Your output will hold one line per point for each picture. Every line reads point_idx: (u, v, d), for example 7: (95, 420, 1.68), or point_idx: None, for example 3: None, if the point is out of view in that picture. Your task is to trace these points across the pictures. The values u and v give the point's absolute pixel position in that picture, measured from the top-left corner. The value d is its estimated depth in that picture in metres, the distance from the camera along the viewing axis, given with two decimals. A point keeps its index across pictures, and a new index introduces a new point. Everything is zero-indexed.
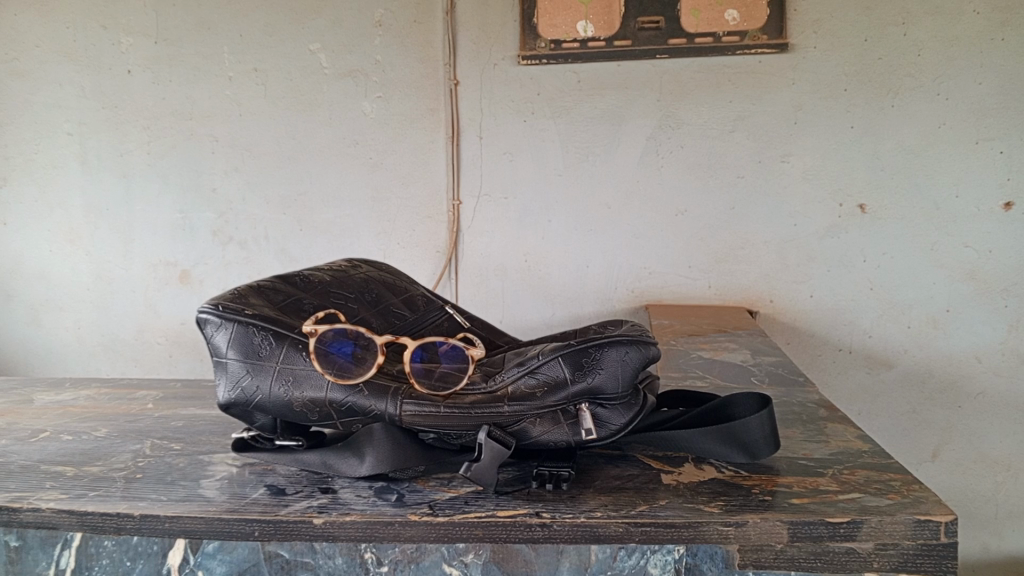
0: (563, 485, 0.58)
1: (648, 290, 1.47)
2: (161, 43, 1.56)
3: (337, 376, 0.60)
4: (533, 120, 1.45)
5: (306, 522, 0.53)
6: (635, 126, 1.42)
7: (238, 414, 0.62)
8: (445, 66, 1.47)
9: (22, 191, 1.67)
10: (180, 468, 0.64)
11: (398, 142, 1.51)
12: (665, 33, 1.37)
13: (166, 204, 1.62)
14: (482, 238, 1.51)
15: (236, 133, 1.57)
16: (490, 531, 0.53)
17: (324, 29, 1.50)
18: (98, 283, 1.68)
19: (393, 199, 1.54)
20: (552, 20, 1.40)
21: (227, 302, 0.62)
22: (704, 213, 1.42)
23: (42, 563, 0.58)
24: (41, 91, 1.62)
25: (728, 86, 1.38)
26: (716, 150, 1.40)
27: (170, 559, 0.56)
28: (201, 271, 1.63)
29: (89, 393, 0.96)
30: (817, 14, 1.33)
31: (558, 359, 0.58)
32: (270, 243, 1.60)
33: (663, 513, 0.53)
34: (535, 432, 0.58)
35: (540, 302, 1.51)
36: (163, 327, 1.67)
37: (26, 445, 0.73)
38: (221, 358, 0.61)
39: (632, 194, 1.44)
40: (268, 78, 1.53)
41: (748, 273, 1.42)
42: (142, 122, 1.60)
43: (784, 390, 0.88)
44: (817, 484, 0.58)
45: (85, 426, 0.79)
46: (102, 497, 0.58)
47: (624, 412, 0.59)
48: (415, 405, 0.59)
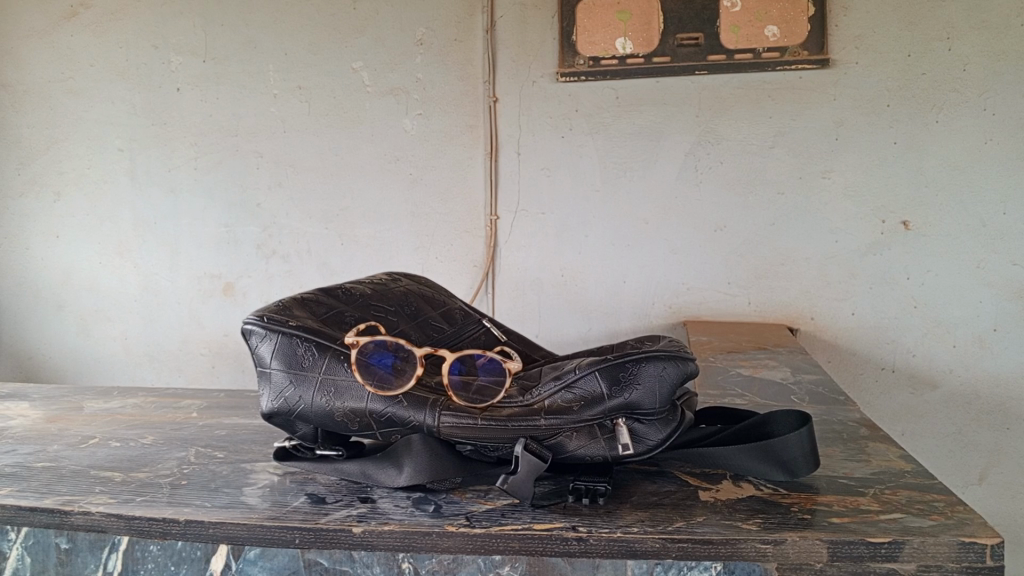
0: (600, 500, 0.58)
1: (686, 306, 1.46)
2: (209, 61, 1.61)
3: (377, 388, 0.61)
4: (572, 136, 1.46)
5: (346, 530, 0.54)
6: (673, 142, 1.42)
7: (281, 422, 0.63)
8: (484, 83, 1.49)
9: (74, 205, 1.72)
10: (223, 476, 0.66)
11: (437, 158, 1.53)
12: (704, 50, 1.37)
13: (211, 218, 1.66)
14: (519, 251, 1.52)
15: (280, 149, 1.60)
16: (526, 543, 0.53)
17: (367, 47, 1.53)
18: (145, 295, 1.72)
19: (431, 214, 1.55)
20: (590, 37, 1.41)
21: (271, 314, 0.64)
22: (744, 230, 1.41)
23: (90, 566, 0.59)
24: (95, 108, 1.68)
25: (769, 101, 1.37)
26: (756, 165, 1.39)
27: (213, 564, 0.57)
28: (244, 284, 1.66)
29: (136, 401, 0.98)
30: (858, 29, 1.32)
31: (594, 373, 0.58)
32: (312, 257, 1.62)
33: (699, 529, 0.53)
34: (571, 446, 0.58)
35: (577, 317, 1.51)
36: (206, 338, 1.70)
37: (77, 450, 0.75)
38: (265, 368, 0.62)
39: (670, 210, 1.44)
40: (312, 95, 1.57)
41: (789, 290, 1.41)
42: (189, 138, 1.64)
43: (825, 409, 0.87)
44: (858, 503, 0.57)
45: (132, 434, 0.81)
46: (149, 502, 0.59)
47: (661, 429, 0.58)
48: (452, 417, 0.59)
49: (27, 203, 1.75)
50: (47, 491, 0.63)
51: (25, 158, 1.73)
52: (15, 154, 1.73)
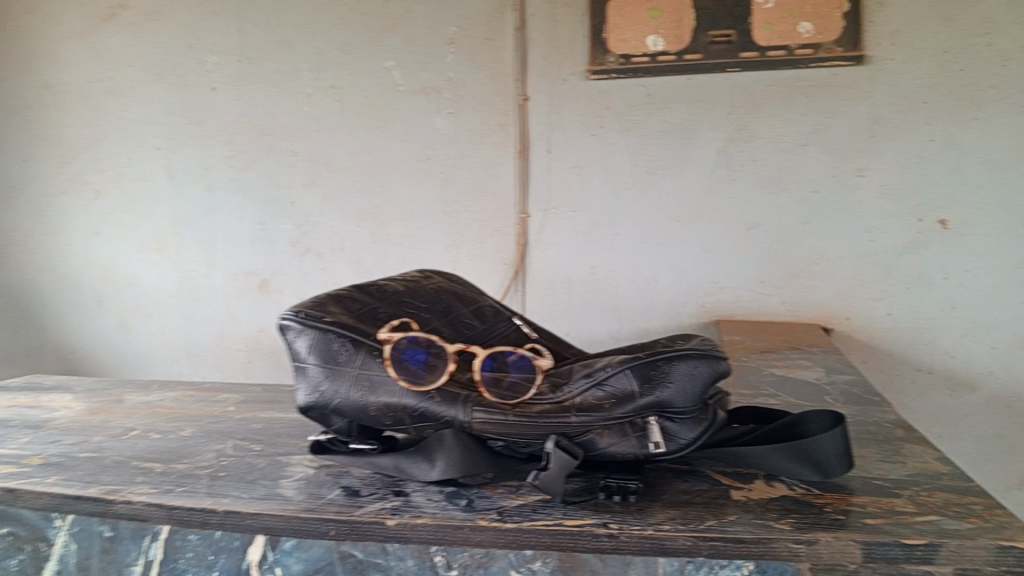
0: (631, 498, 0.58)
1: (718, 305, 1.45)
2: (244, 61, 1.63)
3: (409, 382, 0.62)
4: (603, 134, 1.46)
5: (380, 523, 0.55)
6: (705, 140, 1.41)
7: (316, 416, 0.64)
8: (514, 82, 1.49)
9: (113, 202, 1.76)
10: (260, 468, 0.67)
11: (468, 157, 1.54)
12: (736, 47, 1.36)
13: (246, 215, 1.68)
14: (549, 250, 1.52)
15: (314, 147, 1.62)
16: (557, 539, 0.53)
17: (399, 46, 1.54)
18: (182, 291, 1.76)
19: (462, 212, 1.56)
20: (621, 35, 1.41)
21: (307, 310, 0.65)
22: (777, 229, 1.40)
23: (133, 554, 0.61)
24: (133, 108, 1.72)
25: (803, 99, 1.36)
26: (790, 163, 1.38)
27: (250, 555, 0.58)
28: (280, 281, 1.68)
29: (175, 394, 1.00)
30: (895, 25, 1.30)
31: (625, 371, 0.59)
32: (345, 254, 1.64)
33: (731, 528, 0.53)
34: (602, 443, 0.58)
35: (608, 316, 1.51)
36: (242, 334, 1.73)
37: (119, 441, 0.77)
38: (302, 362, 0.64)
39: (702, 208, 1.43)
40: (344, 94, 1.59)
41: (822, 290, 1.40)
42: (224, 137, 1.67)
43: (859, 410, 0.86)
44: (893, 505, 0.56)
45: (171, 426, 0.83)
46: (189, 492, 0.61)
47: (693, 427, 0.57)
48: (485, 413, 0.60)
49: (68, 200, 1.79)
50: (91, 480, 0.65)
51: (66, 156, 1.77)
52: (56, 152, 1.78)
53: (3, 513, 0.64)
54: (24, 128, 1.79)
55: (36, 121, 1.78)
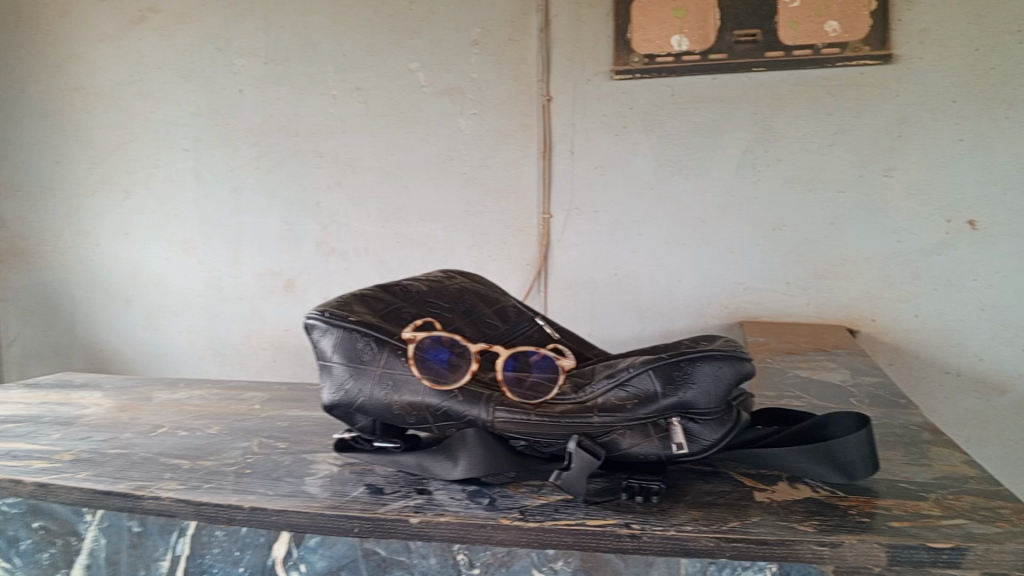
0: (653, 499, 0.58)
1: (743, 306, 1.44)
2: (270, 63, 1.65)
3: (433, 381, 0.62)
4: (627, 134, 1.46)
5: (403, 521, 0.55)
6: (730, 140, 1.41)
7: (341, 415, 0.65)
8: (538, 83, 1.50)
9: (142, 203, 1.79)
10: (285, 465, 0.68)
11: (491, 158, 1.54)
12: (762, 46, 1.35)
13: (273, 216, 1.70)
14: (572, 250, 1.52)
15: (339, 149, 1.63)
16: (579, 539, 0.53)
17: (423, 48, 1.55)
18: (209, 290, 1.78)
19: (485, 212, 1.56)
20: (646, 35, 1.41)
21: (332, 309, 0.66)
22: (802, 229, 1.39)
23: (161, 549, 0.62)
24: (162, 110, 1.74)
25: (829, 99, 1.35)
26: (816, 162, 1.37)
27: (275, 551, 0.59)
28: (305, 280, 1.70)
29: (202, 392, 1.02)
30: (923, 24, 1.29)
31: (648, 372, 0.59)
32: (369, 255, 1.65)
33: (754, 530, 0.52)
34: (624, 444, 0.59)
35: (631, 317, 1.50)
36: (268, 333, 1.74)
37: (148, 438, 0.78)
38: (326, 362, 0.64)
39: (726, 208, 1.42)
40: (369, 96, 1.60)
41: (848, 291, 1.38)
42: (251, 139, 1.69)
43: (885, 412, 0.85)
44: (919, 508, 0.56)
45: (198, 423, 0.84)
46: (216, 489, 0.62)
47: (716, 428, 0.57)
48: (507, 412, 0.60)
49: (98, 201, 1.82)
50: (121, 476, 0.66)
51: (96, 157, 1.80)
52: (87, 154, 1.81)
53: (36, 507, 0.65)
54: (56, 130, 1.82)
55: (68, 123, 1.81)
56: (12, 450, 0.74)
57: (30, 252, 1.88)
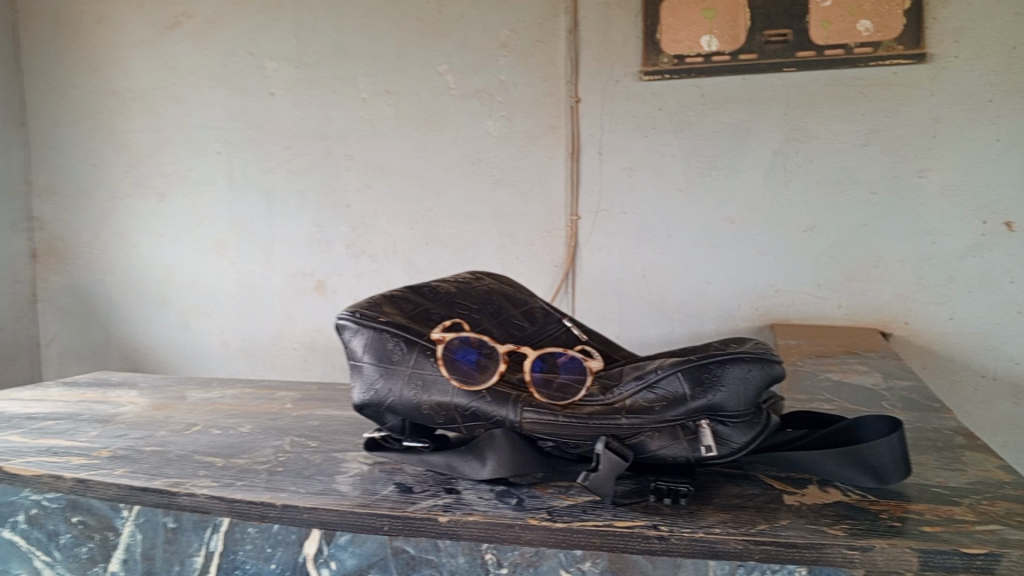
0: (682, 501, 0.58)
1: (773, 308, 1.43)
2: (302, 67, 1.67)
3: (462, 381, 0.62)
4: (656, 135, 1.45)
5: (432, 520, 0.56)
6: (760, 141, 1.40)
7: (371, 414, 0.66)
8: (566, 85, 1.50)
9: (176, 205, 1.82)
10: (316, 464, 0.69)
11: (520, 160, 1.55)
12: (792, 46, 1.34)
13: (304, 218, 1.72)
14: (599, 252, 1.52)
15: (369, 152, 1.65)
16: (607, 540, 0.53)
17: (452, 51, 1.56)
18: (240, 291, 1.80)
19: (513, 214, 1.56)
20: (675, 36, 1.41)
21: (363, 310, 0.67)
22: (833, 230, 1.38)
23: (195, 545, 0.63)
24: (196, 113, 1.77)
25: (861, 99, 1.34)
26: (848, 163, 1.36)
27: (306, 548, 0.60)
28: (335, 282, 1.71)
29: (234, 392, 1.03)
30: (958, 22, 1.27)
31: (676, 374, 0.58)
32: (398, 256, 1.66)
33: (783, 533, 0.52)
34: (652, 446, 0.58)
35: (659, 319, 1.49)
36: (299, 334, 1.76)
37: (183, 436, 0.80)
38: (357, 362, 0.65)
39: (757, 209, 1.41)
40: (399, 99, 1.61)
41: (881, 293, 1.37)
42: (283, 142, 1.71)
43: (918, 416, 0.84)
44: (952, 513, 0.55)
45: (231, 422, 0.85)
46: (249, 486, 0.62)
47: (745, 431, 0.57)
48: (535, 413, 0.60)
49: (134, 203, 1.85)
50: (156, 473, 0.67)
51: (132, 160, 1.84)
52: (123, 157, 1.84)
53: (75, 502, 0.66)
54: (94, 134, 1.86)
55: (105, 126, 1.85)
56: (52, 446, 0.76)
57: (68, 253, 1.92)
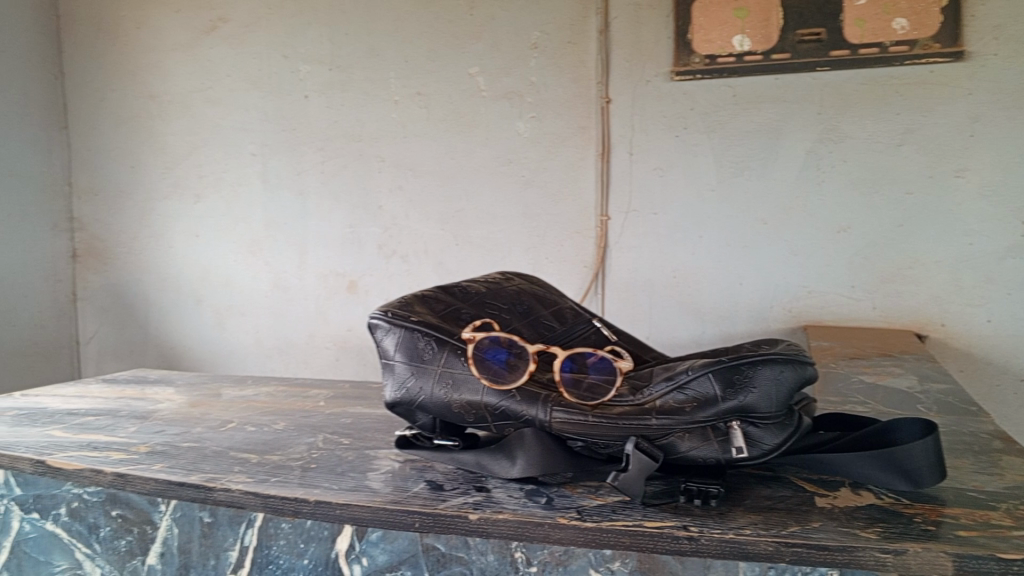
0: (712, 502, 0.58)
1: (806, 310, 1.41)
2: (335, 70, 1.69)
3: (491, 380, 0.63)
4: (687, 135, 1.45)
5: (462, 517, 0.56)
6: (793, 141, 1.39)
7: (402, 412, 0.67)
8: (597, 85, 1.50)
9: (212, 206, 1.85)
10: (349, 461, 0.70)
11: (550, 160, 1.55)
12: (826, 45, 1.33)
13: (337, 219, 1.74)
14: (630, 253, 1.51)
15: (401, 153, 1.66)
16: (637, 539, 0.53)
17: (483, 53, 1.57)
18: (274, 291, 1.82)
19: (543, 214, 1.57)
20: (707, 36, 1.40)
21: (395, 310, 0.68)
22: (868, 230, 1.36)
23: (230, 539, 0.64)
24: (231, 116, 1.80)
25: (896, 97, 1.32)
26: (883, 163, 1.34)
27: (338, 544, 0.61)
28: (367, 282, 1.73)
29: (268, 389, 1.05)
30: (997, 20, 1.25)
31: (708, 376, 0.57)
32: (428, 256, 1.67)
33: (814, 535, 0.51)
34: (683, 447, 0.58)
35: (689, 320, 1.49)
36: (332, 333, 1.78)
37: (219, 432, 0.81)
38: (389, 361, 0.66)
39: (790, 209, 1.40)
40: (430, 101, 1.63)
41: (916, 295, 1.35)
42: (316, 143, 1.73)
43: (954, 420, 0.83)
44: (989, 518, 0.54)
45: (265, 419, 0.87)
46: (282, 483, 0.64)
47: (777, 433, 0.57)
48: (564, 413, 0.60)
49: (171, 204, 1.89)
50: (193, 468, 0.68)
51: (169, 162, 1.87)
52: (161, 158, 1.88)
53: (115, 496, 0.68)
54: (133, 136, 1.90)
55: (143, 129, 1.89)
56: (93, 442, 0.78)
57: (107, 252, 1.97)
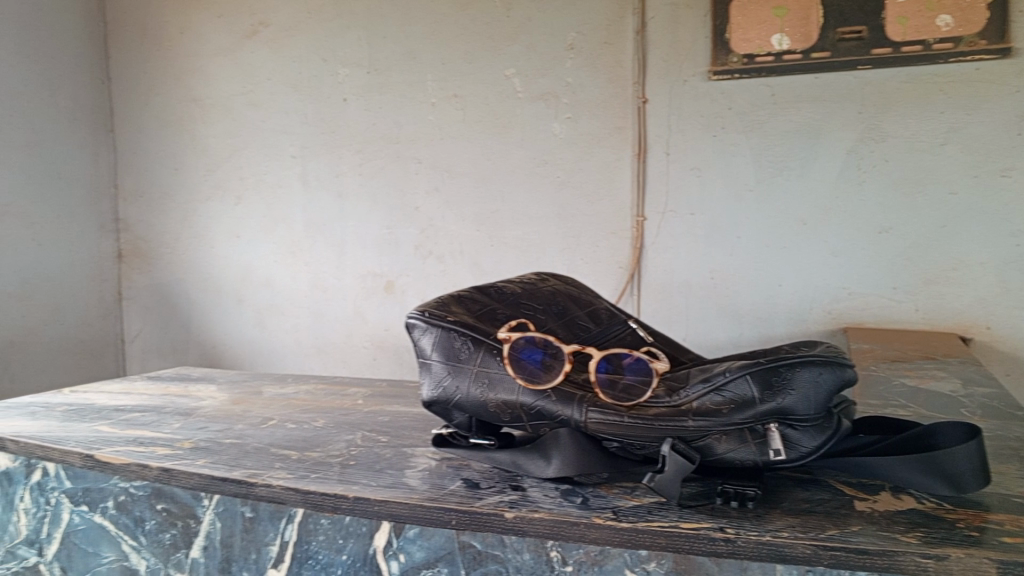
0: (749, 504, 0.57)
1: (847, 312, 1.39)
2: (373, 73, 1.71)
3: (527, 380, 0.63)
4: (724, 135, 1.44)
5: (498, 515, 0.57)
6: (833, 141, 1.37)
7: (439, 410, 0.68)
8: (633, 85, 1.49)
9: (252, 207, 1.88)
10: (387, 458, 0.71)
11: (586, 160, 1.55)
12: (868, 43, 1.31)
13: (374, 220, 1.76)
14: (666, 254, 1.50)
15: (438, 155, 1.68)
16: (672, 540, 0.53)
17: (519, 54, 1.58)
18: (313, 291, 1.85)
19: (579, 215, 1.57)
20: (745, 35, 1.39)
21: (432, 310, 0.70)
22: (910, 231, 1.34)
23: (271, 534, 0.66)
24: (271, 119, 1.83)
25: (940, 95, 1.29)
26: (926, 163, 1.32)
27: (376, 540, 0.62)
28: (404, 282, 1.75)
29: (308, 388, 1.07)
30: None
31: (745, 377, 0.56)
32: (464, 257, 1.68)
33: (853, 539, 0.51)
34: (720, 449, 0.58)
35: (727, 321, 1.48)
36: (369, 332, 1.80)
37: (260, 429, 0.83)
38: (427, 360, 0.67)
39: (830, 209, 1.38)
40: (466, 103, 1.64)
41: (961, 297, 1.32)
42: (354, 146, 1.75)
43: (1000, 424, 0.81)
44: None
45: (305, 417, 0.88)
46: (322, 479, 0.65)
47: (815, 436, 0.56)
48: (600, 413, 0.60)
49: (212, 205, 1.93)
50: (235, 464, 0.70)
51: (211, 164, 1.91)
52: (204, 160, 1.92)
53: (160, 490, 0.70)
54: (176, 138, 1.94)
55: (186, 132, 1.93)
56: (139, 437, 0.80)
57: (151, 252, 2.01)
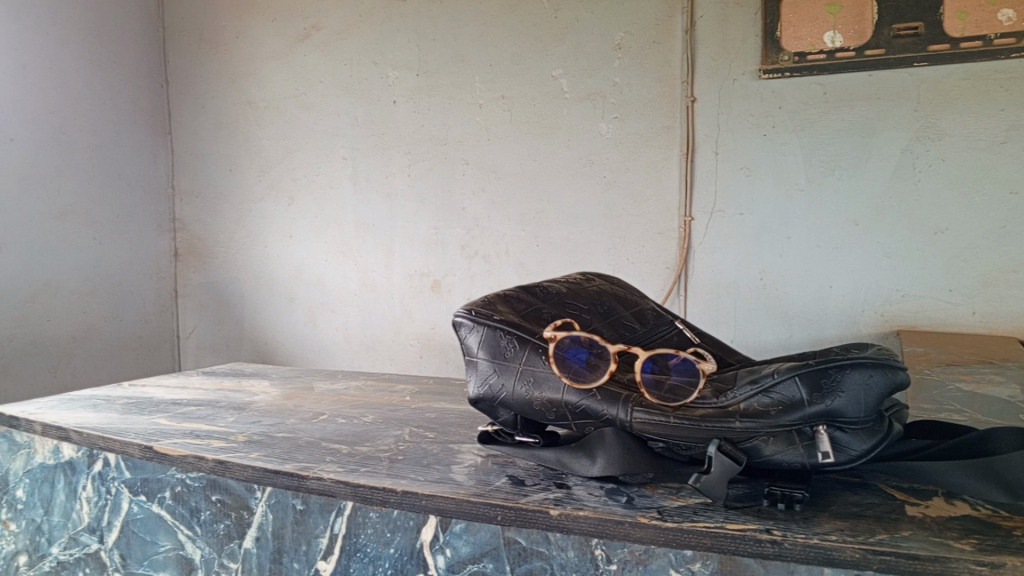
0: (796, 507, 0.57)
1: (900, 315, 1.36)
2: (423, 75, 1.74)
3: (573, 380, 0.64)
4: (775, 134, 1.42)
5: (543, 512, 0.57)
6: (886, 140, 1.34)
7: (485, 408, 0.69)
8: (682, 84, 1.48)
9: (304, 208, 1.92)
10: (434, 454, 0.72)
11: (633, 160, 1.54)
12: (925, 39, 1.28)
13: (422, 220, 1.78)
14: (714, 254, 1.49)
15: (484, 156, 1.69)
16: (717, 541, 0.53)
17: (567, 54, 1.58)
18: (363, 289, 1.87)
19: (625, 215, 1.56)
20: (796, 32, 1.37)
21: (479, 309, 0.71)
22: (968, 232, 1.30)
23: (321, 526, 0.67)
24: (323, 120, 1.87)
25: (1001, 93, 1.26)
26: (986, 161, 1.28)
27: (423, 534, 0.63)
28: (450, 282, 1.76)
29: (356, 384, 1.09)
30: None
31: (794, 379, 0.56)
32: (510, 258, 1.69)
33: (905, 544, 0.50)
34: (767, 450, 0.57)
35: (775, 323, 1.46)
36: (416, 330, 1.82)
37: (311, 424, 0.85)
38: (473, 358, 0.69)
39: (884, 209, 1.35)
40: (513, 104, 1.65)
41: (1021, 300, 1.28)
42: (403, 147, 1.78)
43: None
44: None
45: (355, 412, 0.90)
46: (371, 473, 0.66)
47: (866, 439, 0.55)
48: (645, 413, 0.60)
49: (266, 205, 1.97)
50: (287, 457, 0.72)
51: (264, 165, 1.96)
52: (257, 162, 1.97)
53: (215, 481, 0.72)
54: (231, 140, 1.99)
55: (241, 134, 1.98)
56: (196, 430, 0.83)
57: (206, 251, 2.07)
